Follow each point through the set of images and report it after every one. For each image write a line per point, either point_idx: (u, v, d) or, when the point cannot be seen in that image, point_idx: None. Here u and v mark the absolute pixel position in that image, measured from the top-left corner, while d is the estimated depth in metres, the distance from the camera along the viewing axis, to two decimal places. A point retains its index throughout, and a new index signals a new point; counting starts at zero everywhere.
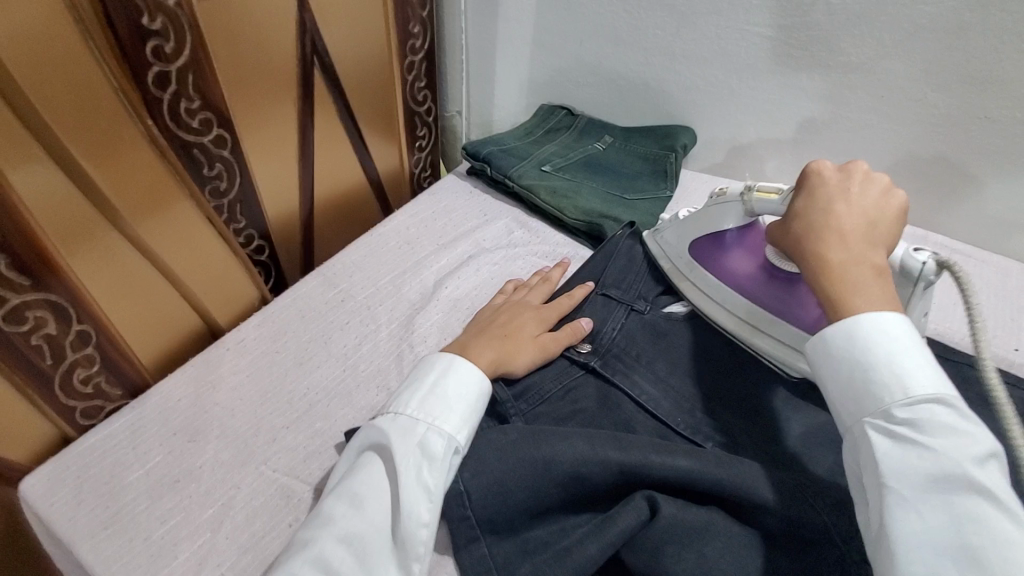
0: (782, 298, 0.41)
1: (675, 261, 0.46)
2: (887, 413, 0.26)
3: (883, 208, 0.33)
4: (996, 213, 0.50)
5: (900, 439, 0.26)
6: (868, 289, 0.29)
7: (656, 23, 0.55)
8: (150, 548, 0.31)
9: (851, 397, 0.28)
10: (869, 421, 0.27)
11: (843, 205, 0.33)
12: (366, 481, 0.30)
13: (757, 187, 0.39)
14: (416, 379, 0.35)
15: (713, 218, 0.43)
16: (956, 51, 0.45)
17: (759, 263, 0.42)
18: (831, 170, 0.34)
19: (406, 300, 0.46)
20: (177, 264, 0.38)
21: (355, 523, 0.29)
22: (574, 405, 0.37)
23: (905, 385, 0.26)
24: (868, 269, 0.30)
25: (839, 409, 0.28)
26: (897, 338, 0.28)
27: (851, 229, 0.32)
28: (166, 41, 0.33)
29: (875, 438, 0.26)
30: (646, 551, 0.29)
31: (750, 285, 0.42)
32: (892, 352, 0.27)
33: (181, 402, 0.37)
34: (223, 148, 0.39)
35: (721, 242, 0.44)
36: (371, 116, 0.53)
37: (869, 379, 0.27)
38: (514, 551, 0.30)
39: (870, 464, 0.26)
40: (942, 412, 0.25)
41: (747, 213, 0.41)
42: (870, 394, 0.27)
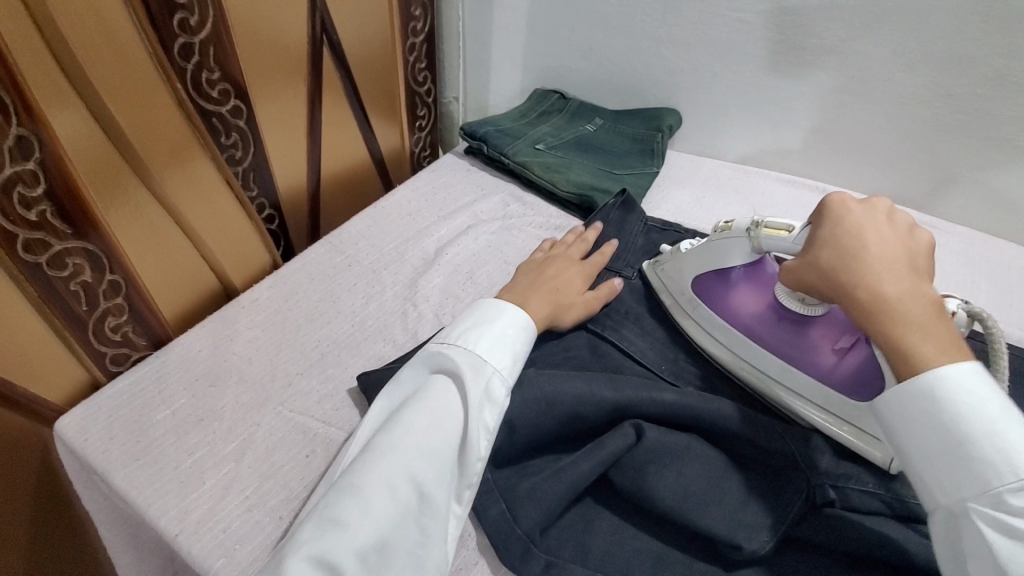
0: (797, 346, 0.37)
1: (678, 297, 0.43)
2: (998, 499, 0.25)
3: (917, 245, 0.32)
4: (957, 185, 0.54)
5: (1018, 533, 0.24)
6: (930, 334, 0.28)
7: (644, 10, 0.58)
8: (179, 476, 0.33)
9: (950, 482, 0.26)
10: (978, 511, 0.25)
11: (879, 241, 0.32)
12: (431, 406, 0.32)
13: (765, 222, 0.36)
14: (477, 323, 0.36)
15: (718, 255, 0.39)
16: (920, 33, 0.48)
17: (767, 303, 0.39)
18: (856, 204, 0.34)
19: (409, 264, 0.49)
20: (198, 225, 0.41)
21: (421, 443, 0.30)
22: (567, 353, 0.41)
23: (1011, 463, 0.25)
24: (926, 309, 0.29)
25: (929, 483, 0.27)
26: (990, 410, 0.26)
27: (894, 265, 0.31)
28: (192, 14, 0.36)
29: (986, 529, 0.25)
30: (631, 469, 0.32)
31: (762, 330, 0.38)
32: (989, 421, 0.26)
33: (202, 351, 0.40)
34: (240, 119, 0.42)
35: (725, 278, 0.40)
36: (375, 95, 0.56)
37: (967, 455, 0.26)
38: (514, 475, 0.34)
39: (983, 553, 0.25)
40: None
41: (754, 250, 0.37)
42: (972, 475, 0.25)
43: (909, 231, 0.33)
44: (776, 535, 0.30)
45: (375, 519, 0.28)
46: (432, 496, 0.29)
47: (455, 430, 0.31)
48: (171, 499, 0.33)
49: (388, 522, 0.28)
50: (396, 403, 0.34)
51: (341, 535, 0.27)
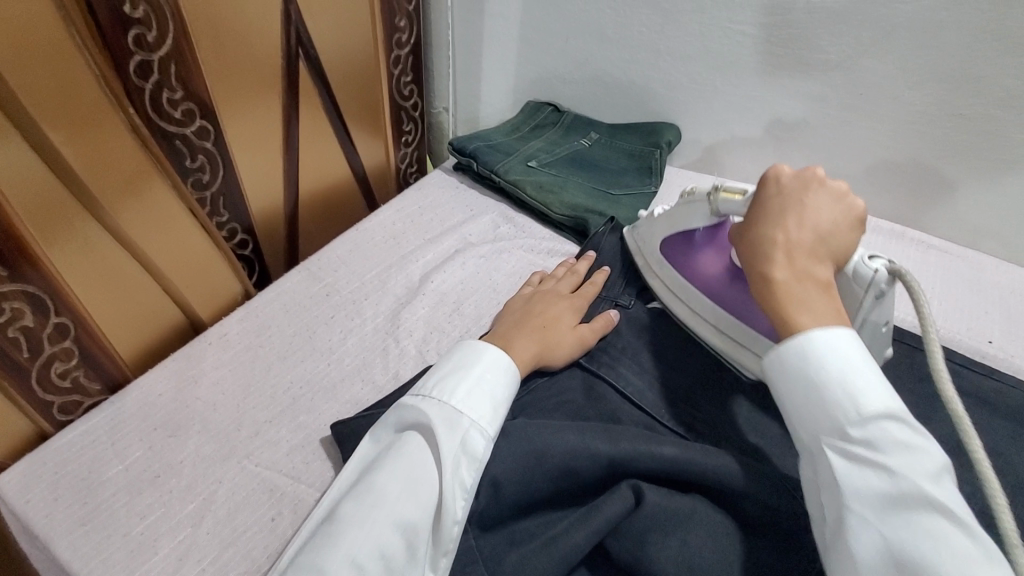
0: (744, 302, 0.39)
1: (649, 258, 0.45)
2: (844, 433, 0.26)
3: (838, 217, 0.32)
4: (968, 209, 0.52)
5: (856, 458, 0.25)
6: (807, 304, 0.29)
7: (641, 21, 0.55)
8: (129, 544, 0.30)
9: (804, 414, 0.27)
10: (826, 441, 0.26)
11: (793, 218, 0.32)
12: (402, 467, 0.29)
13: (723, 186, 0.37)
14: (455, 367, 0.33)
15: (680, 218, 0.41)
16: (933, 50, 0.46)
17: (726, 265, 0.41)
18: (789, 176, 0.34)
19: (391, 294, 0.46)
20: (159, 256, 0.38)
21: (392, 508, 0.28)
22: (560, 397, 0.38)
23: (858, 403, 0.26)
24: (812, 286, 0.30)
25: (796, 423, 0.28)
26: (849, 355, 0.27)
27: (795, 237, 0.32)
28: (148, 29, 0.33)
29: (832, 459, 0.26)
30: (631, 538, 0.29)
31: (716, 288, 0.40)
32: (846, 370, 0.26)
33: (162, 396, 0.37)
34: (206, 140, 0.39)
35: (690, 241, 0.42)
36: (357, 110, 0.53)
37: (824, 396, 0.26)
38: (502, 541, 0.30)
39: (829, 482, 0.26)
40: (895, 428, 0.25)
41: (712, 214, 0.39)
42: (823, 411, 0.26)
43: (836, 204, 0.33)
44: None
45: None
46: (402, 569, 0.27)
47: (429, 495, 0.28)
48: (119, 572, 0.29)
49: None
50: (368, 458, 0.31)
51: None
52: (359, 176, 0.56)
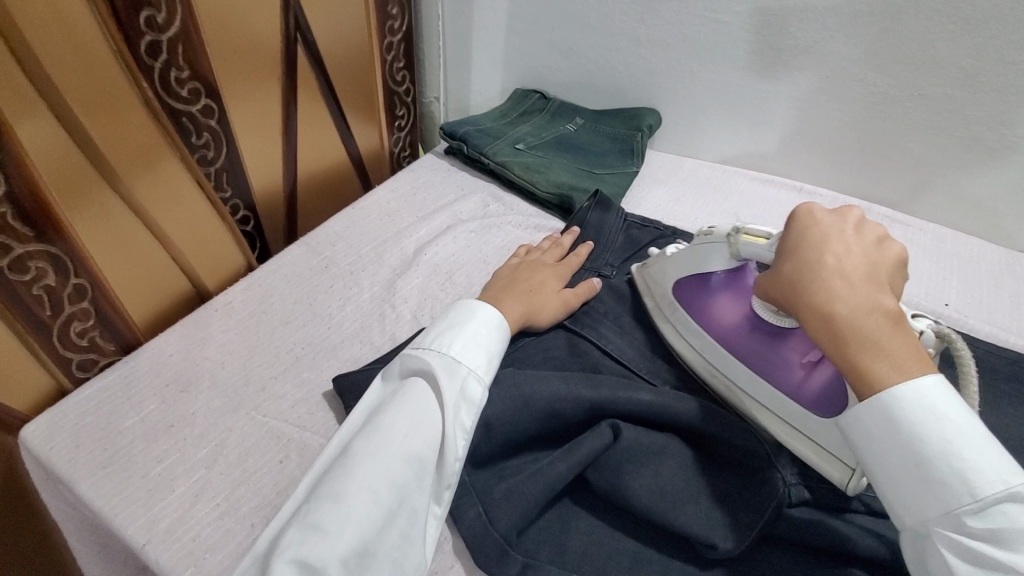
0: (767, 358, 0.36)
1: (659, 301, 0.42)
2: (958, 521, 0.24)
3: (881, 257, 0.30)
4: (928, 185, 0.55)
5: (980, 559, 0.24)
6: (888, 351, 0.27)
7: (623, 9, 0.58)
8: (148, 483, 0.33)
9: (909, 498, 0.25)
10: (939, 531, 0.25)
11: (841, 249, 0.30)
12: (407, 409, 0.31)
13: (745, 228, 0.35)
14: (451, 324, 0.36)
15: (697, 259, 0.39)
16: (893, 34, 0.49)
17: (746, 313, 0.38)
18: (822, 211, 0.31)
19: (387, 265, 0.48)
20: (168, 226, 0.40)
21: (400, 444, 0.30)
22: (546, 354, 0.41)
23: (969, 485, 0.24)
24: (883, 320, 0.27)
25: (895, 503, 0.26)
26: (947, 418, 0.25)
27: (854, 276, 0.28)
28: (158, 11, 0.35)
29: (948, 555, 0.24)
30: (608, 469, 0.32)
31: (735, 338, 0.37)
32: (948, 441, 0.25)
33: (173, 355, 0.39)
34: (211, 118, 0.41)
35: (706, 285, 0.39)
36: (352, 95, 0.56)
37: (926, 475, 0.25)
38: (492, 476, 0.33)
39: None
40: (1018, 513, 0.23)
41: (734, 257, 0.36)
42: (933, 496, 0.25)
43: (877, 239, 0.31)
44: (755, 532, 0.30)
45: (355, 524, 0.27)
46: (413, 497, 0.29)
47: (434, 432, 0.30)
48: (139, 507, 0.32)
49: (373, 526, 0.27)
50: (374, 405, 0.33)
51: (323, 541, 0.26)
52: (355, 159, 0.59)
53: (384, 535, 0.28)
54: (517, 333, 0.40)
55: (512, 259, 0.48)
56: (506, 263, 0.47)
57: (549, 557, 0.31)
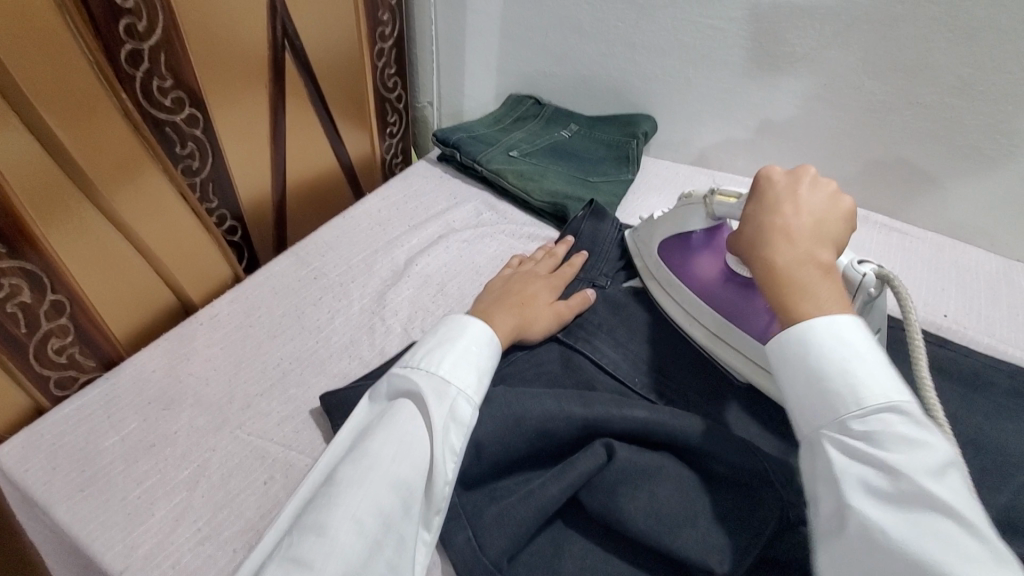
0: (736, 304, 0.40)
1: (648, 261, 0.46)
2: (844, 426, 0.26)
3: (831, 210, 0.33)
4: (926, 193, 0.55)
5: (857, 453, 0.25)
6: (814, 293, 0.29)
7: (617, 16, 0.57)
8: (127, 507, 0.32)
9: (808, 408, 0.27)
10: (827, 434, 0.26)
11: (792, 206, 0.33)
12: (394, 432, 0.30)
13: (718, 190, 0.39)
14: (441, 341, 0.35)
15: (681, 219, 0.42)
16: (889, 41, 0.48)
17: (722, 268, 0.42)
18: (780, 171, 0.36)
19: (378, 276, 0.47)
20: (151, 238, 0.39)
21: (387, 471, 0.29)
22: (539, 368, 0.40)
23: (857, 395, 0.26)
24: (814, 269, 0.30)
25: (796, 416, 0.28)
26: (846, 341, 0.27)
27: (801, 228, 0.32)
28: (139, 19, 0.35)
29: (833, 454, 0.26)
30: (602, 491, 0.31)
31: (710, 286, 0.42)
32: (845, 359, 0.27)
33: (155, 372, 0.38)
34: (196, 128, 0.41)
35: (688, 242, 0.43)
36: (343, 102, 0.55)
37: (825, 390, 0.27)
38: (483, 497, 0.32)
39: (829, 477, 0.26)
40: (897, 422, 0.25)
41: (710, 216, 0.40)
42: (827, 406, 0.27)
43: (833, 196, 0.34)
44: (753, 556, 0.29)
45: (341, 557, 0.26)
46: (400, 525, 0.28)
47: (423, 456, 0.30)
48: (117, 532, 0.31)
49: (358, 557, 0.26)
50: (362, 426, 0.32)
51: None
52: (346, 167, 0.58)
53: (369, 566, 0.27)
54: (509, 346, 0.40)
55: (504, 270, 0.47)
56: (498, 274, 0.46)
57: None
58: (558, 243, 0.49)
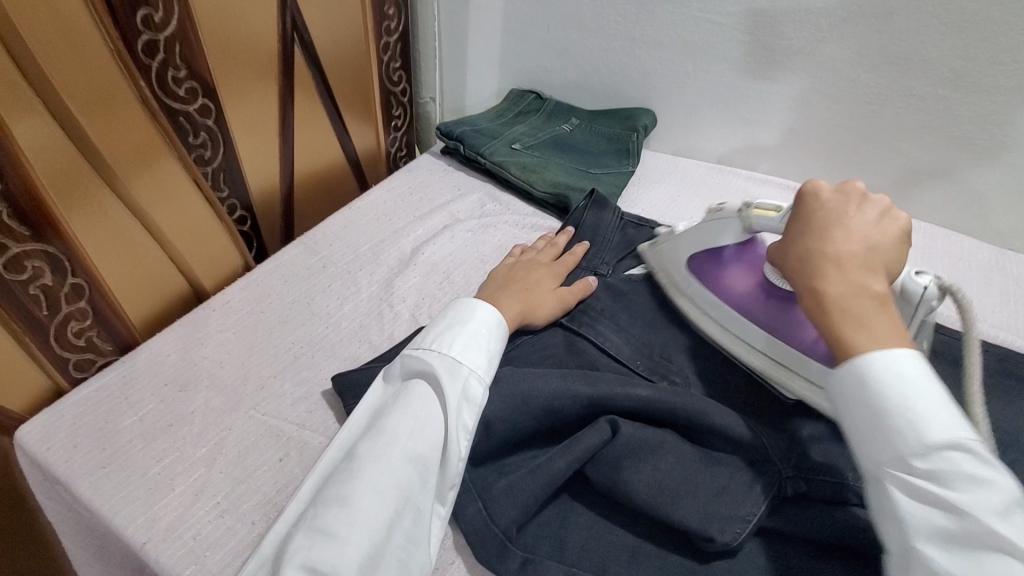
0: (777, 317, 0.40)
1: (672, 275, 0.45)
2: (907, 464, 0.26)
3: (885, 232, 0.33)
4: (919, 184, 0.56)
5: (919, 491, 0.25)
6: (869, 324, 0.29)
7: (618, 11, 0.59)
8: (147, 483, 0.33)
9: (865, 439, 0.27)
10: (885, 468, 0.26)
11: (844, 231, 0.32)
12: (408, 410, 0.32)
13: (755, 204, 0.38)
14: (452, 325, 0.36)
15: (709, 234, 0.42)
16: (883, 35, 0.50)
17: (758, 281, 0.42)
18: (827, 190, 0.35)
19: (385, 265, 0.49)
20: (165, 225, 0.40)
21: (403, 446, 0.30)
22: (544, 351, 0.41)
23: (922, 432, 0.26)
24: (870, 300, 0.30)
25: (854, 447, 0.28)
26: (903, 368, 0.27)
27: (850, 257, 0.31)
28: (155, 10, 0.36)
29: (893, 489, 0.26)
30: (607, 465, 0.32)
31: (749, 303, 0.41)
32: (905, 391, 0.27)
33: (171, 355, 0.39)
34: (209, 118, 0.42)
35: (718, 256, 0.43)
36: (350, 96, 0.56)
37: (883, 422, 0.27)
38: (492, 473, 0.34)
39: (889, 513, 0.26)
40: (960, 459, 0.25)
41: (745, 230, 0.40)
42: (886, 439, 0.26)
43: (884, 216, 0.34)
44: (753, 526, 0.30)
45: (362, 530, 0.27)
46: (416, 498, 0.30)
47: (437, 435, 0.31)
48: (138, 506, 0.32)
49: (377, 529, 0.28)
50: (375, 406, 0.33)
51: (331, 545, 0.27)
52: (352, 160, 0.59)
53: (387, 538, 0.28)
54: (515, 332, 0.41)
55: (507, 259, 0.48)
56: (502, 263, 0.47)
57: (549, 553, 0.31)
58: (559, 234, 0.50)
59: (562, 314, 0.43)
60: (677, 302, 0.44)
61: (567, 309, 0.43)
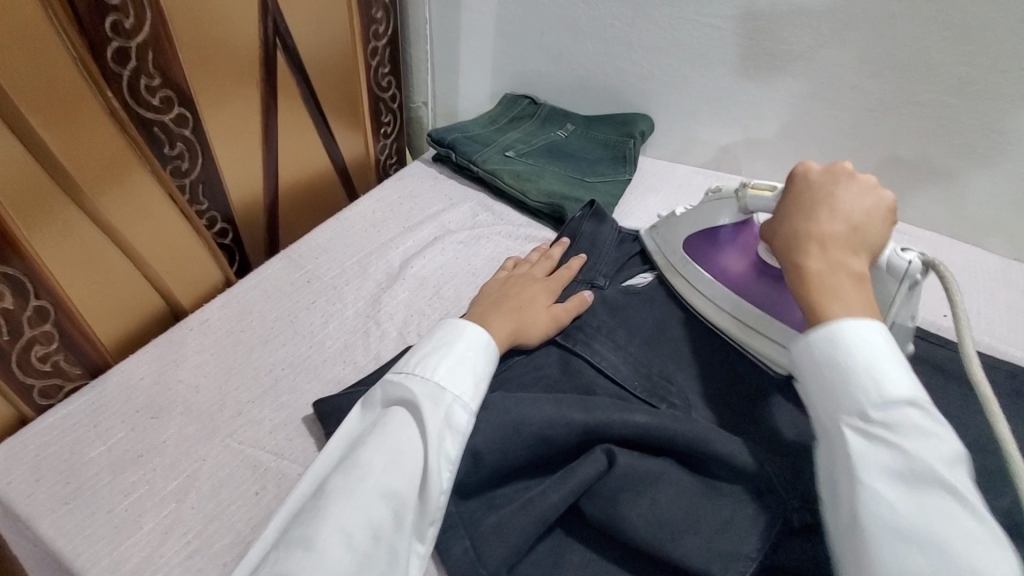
0: (771, 291, 0.41)
1: (670, 257, 0.46)
2: (862, 413, 0.26)
3: (870, 211, 0.34)
4: (925, 193, 0.54)
5: (874, 437, 0.25)
6: (840, 295, 0.30)
7: (613, 14, 0.57)
8: (114, 520, 0.31)
9: (824, 391, 0.28)
10: (843, 419, 0.27)
11: (829, 210, 0.33)
12: (386, 439, 0.30)
13: (752, 184, 0.40)
14: (438, 345, 0.34)
15: (708, 215, 0.43)
16: (888, 40, 0.48)
17: (750, 262, 0.42)
18: (817, 169, 0.36)
19: (372, 279, 0.47)
20: (138, 242, 0.38)
21: (381, 479, 0.29)
22: (538, 371, 0.39)
23: (886, 389, 0.26)
24: (846, 276, 0.31)
25: (816, 403, 0.28)
26: (870, 333, 0.28)
27: (836, 237, 0.32)
28: (125, 16, 0.34)
29: (849, 437, 0.26)
30: (603, 498, 0.30)
31: (739, 279, 0.42)
32: (870, 352, 0.27)
33: (144, 380, 0.37)
34: (185, 128, 0.40)
35: (713, 238, 0.44)
36: (336, 102, 0.54)
37: (846, 378, 0.27)
38: (481, 506, 0.32)
39: (840, 456, 0.26)
40: (914, 413, 0.25)
41: (741, 209, 0.41)
42: (846, 394, 0.27)
43: (869, 195, 0.35)
44: (756, 565, 0.29)
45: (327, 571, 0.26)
46: (391, 538, 0.28)
47: (415, 466, 0.29)
48: (104, 546, 0.30)
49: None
50: (355, 435, 0.32)
51: None
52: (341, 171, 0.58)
53: None
54: (508, 351, 0.39)
55: (500, 273, 0.46)
56: (493, 277, 0.46)
57: None
58: (555, 245, 0.49)
59: (557, 331, 0.41)
60: (673, 283, 0.45)
61: (562, 327, 0.41)
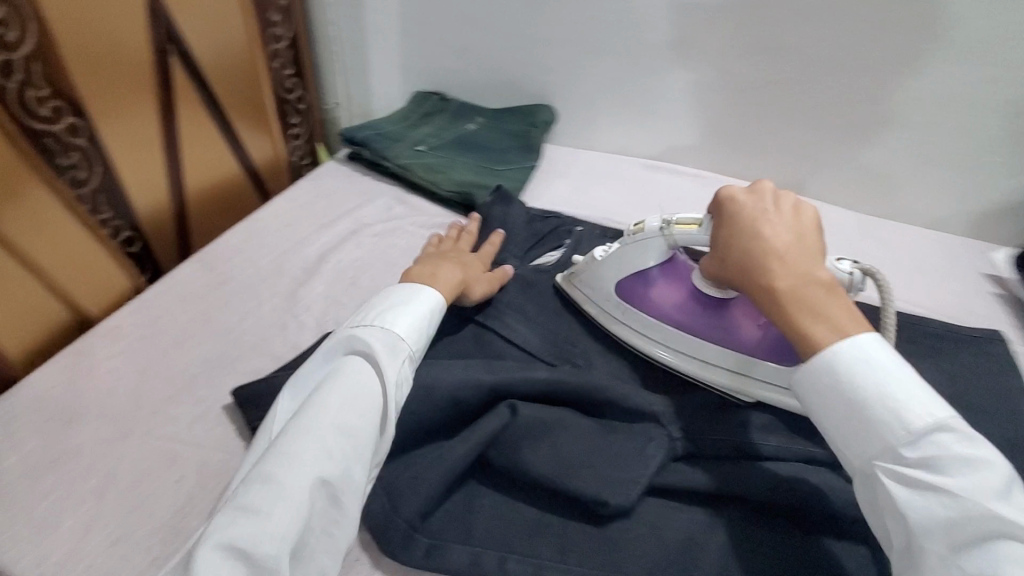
0: (720, 326, 0.39)
1: (603, 303, 0.43)
2: (898, 456, 0.27)
3: (805, 221, 0.33)
4: (804, 161, 0.58)
5: (917, 481, 0.27)
6: (827, 315, 0.30)
7: (508, 10, 0.60)
8: (31, 522, 0.31)
9: (854, 435, 0.29)
10: (878, 462, 0.28)
11: (770, 225, 0.33)
12: (348, 389, 0.31)
13: (675, 221, 0.39)
14: (376, 305, 0.37)
15: (634, 257, 0.42)
16: (745, 24, 0.53)
17: (686, 293, 0.41)
18: (741, 193, 0.35)
19: (288, 276, 0.48)
20: (38, 253, 0.39)
21: (340, 418, 0.30)
22: (452, 346, 0.42)
23: (904, 421, 0.27)
24: (819, 289, 0.31)
25: (842, 443, 0.29)
26: (876, 356, 0.29)
27: (790, 250, 0.32)
28: (8, 30, 0.35)
29: (892, 485, 0.27)
30: (508, 446, 0.34)
31: (683, 317, 0.40)
32: (885, 385, 0.28)
33: (55, 388, 0.37)
34: (80, 139, 0.40)
35: (645, 278, 0.42)
36: (240, 106, 0.55)
37: (868, 418, 0.28)
38: (400, 467, 0.34)
39: (888, 503, 0.28)
40: (946, 441, 0.27)
41: (667, 246, 0.40)
42: (874, 436, 0.28)
43: (796, 208, 0.34)
44: (642, 486, 0.33)
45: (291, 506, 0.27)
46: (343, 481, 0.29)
47: (372, 407, 0.31)
48: (25, 545, 0.30)
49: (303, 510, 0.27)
50: (292, 406, 0.33)
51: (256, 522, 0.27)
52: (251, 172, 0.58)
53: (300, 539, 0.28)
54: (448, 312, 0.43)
55: (426, 250, 0.48)
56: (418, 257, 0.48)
57: (455, 536, 0.32)
58: (468, 222, 0.52)
59: (470, 306, 0.44)
60: (613, 327, 0.43)
61: (477, 303, 0.44)
